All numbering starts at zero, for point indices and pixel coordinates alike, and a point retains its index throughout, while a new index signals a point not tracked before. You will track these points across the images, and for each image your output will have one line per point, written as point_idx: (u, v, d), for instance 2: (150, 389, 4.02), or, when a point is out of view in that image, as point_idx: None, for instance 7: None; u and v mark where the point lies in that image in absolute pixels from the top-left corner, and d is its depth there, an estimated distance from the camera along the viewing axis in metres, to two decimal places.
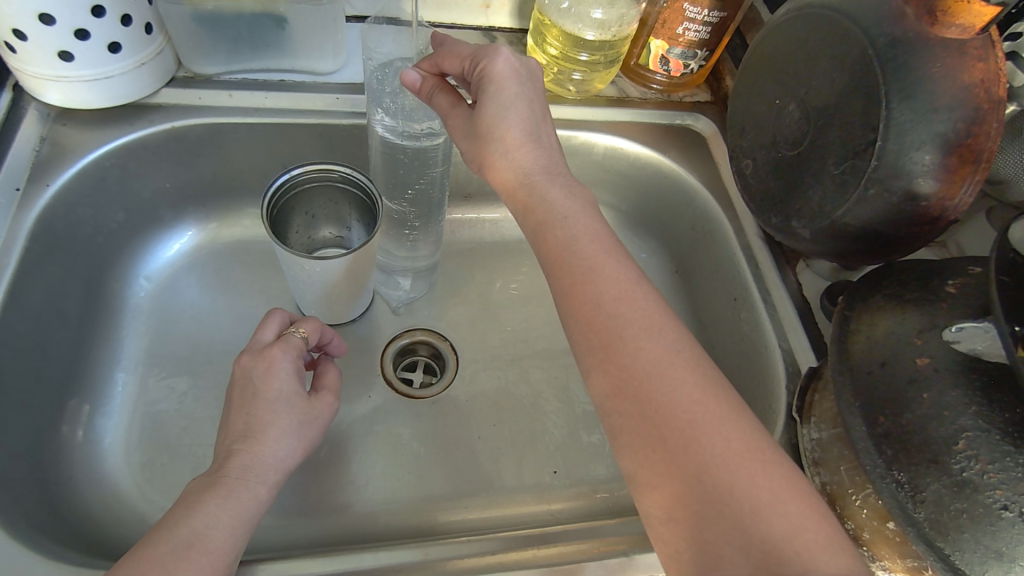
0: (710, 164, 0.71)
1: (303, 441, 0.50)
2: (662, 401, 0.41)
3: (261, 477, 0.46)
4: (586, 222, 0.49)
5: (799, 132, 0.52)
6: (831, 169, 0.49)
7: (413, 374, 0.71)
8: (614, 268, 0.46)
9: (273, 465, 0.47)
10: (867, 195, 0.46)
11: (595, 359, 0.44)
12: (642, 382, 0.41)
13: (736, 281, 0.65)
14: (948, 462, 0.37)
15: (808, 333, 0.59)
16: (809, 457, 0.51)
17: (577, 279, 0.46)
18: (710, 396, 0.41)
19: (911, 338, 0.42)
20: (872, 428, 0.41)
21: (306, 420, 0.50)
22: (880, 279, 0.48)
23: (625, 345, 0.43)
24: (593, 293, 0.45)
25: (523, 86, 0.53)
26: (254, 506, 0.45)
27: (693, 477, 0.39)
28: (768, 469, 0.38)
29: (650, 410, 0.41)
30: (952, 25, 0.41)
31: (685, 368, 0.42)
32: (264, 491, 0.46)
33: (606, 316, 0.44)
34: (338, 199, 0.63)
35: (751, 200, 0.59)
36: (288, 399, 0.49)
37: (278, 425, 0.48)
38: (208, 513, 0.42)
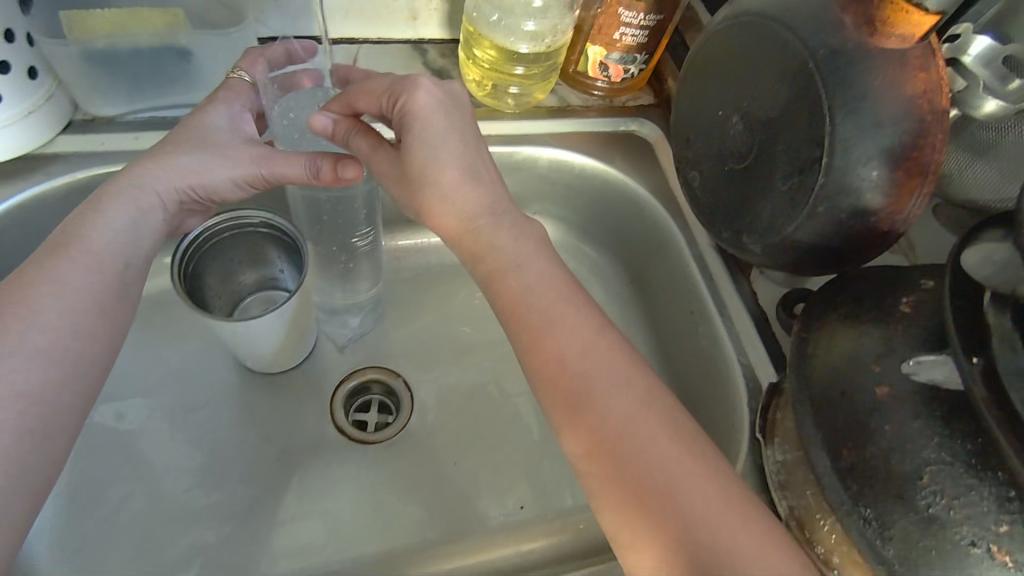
0: (658, 172, 0.69)
1: (127, 241, 0.45)
2: (638, 462, 0.38)
3: (87, 286, 0.42)
4: (541, 268, 0.46)
5: (746, 148, 0.50)
6: (780, 187, 0.47)
7: (366, 415, 0.68)
8: (575, 317, 0.44)
9: (113, 259, 0.44)
10: (816, 213, 0.44)
11: (566, 419, 0.41)
12: (617, 444, 0.39)
13: (691, 295, 0.63)
14: (913, 498, 0.36)
15: (767, 347, 0.58)
16: (775, 479, 0.50)
17: (537, 332, 0.43)
18: (682, 448, 0.39)
19: (871, 363, 0.40)
20: (836, 461, 0.39)
21: (142, 233, 0.47)
22: (833, 293, 0.46)
23: (596, 404, 0.40)
24: (554, 348, 0.42)
25: (450, 116, 0.49)
26: (98, 364, 0.42)
27: (676, 541, 0.36)
28: (749, 526, 0.37)
29: (625, 471, 0.38)
30: (893, 35, 0.40)
31: (657, 423, 0.40)
32: (120, 306, 0.44)
33: (571, 373, 0.41)
34: (260, 243, 0.60)
35: (700, 213, 0.57)
36: (196, 130, 0.51)
37: (118, 211, 0.46)
38: (18, 332, 0.38)
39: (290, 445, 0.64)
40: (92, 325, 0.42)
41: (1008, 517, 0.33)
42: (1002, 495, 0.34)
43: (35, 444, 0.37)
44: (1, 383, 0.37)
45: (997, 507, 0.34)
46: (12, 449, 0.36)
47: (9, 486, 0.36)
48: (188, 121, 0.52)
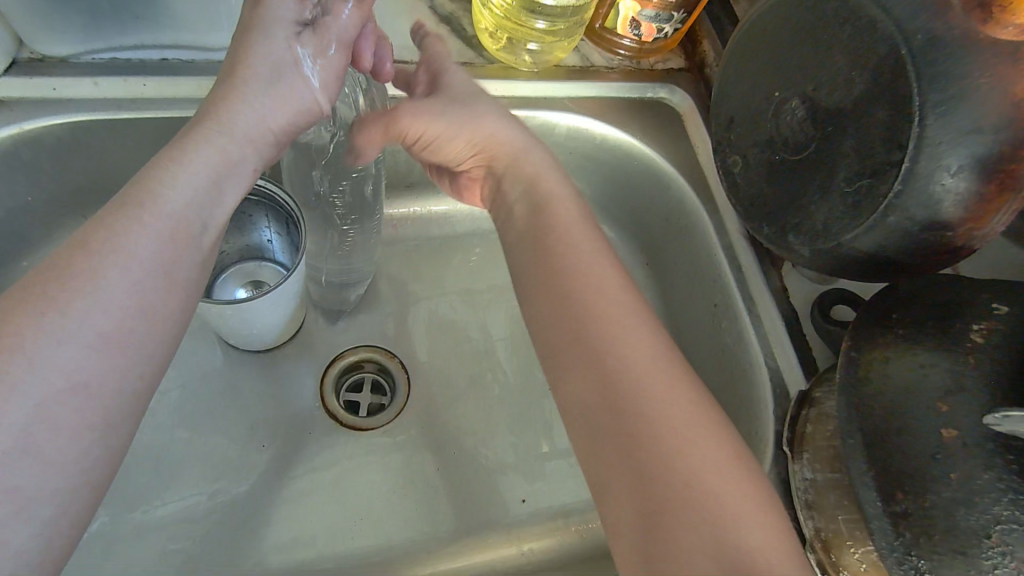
0: (686, 146, 0.63)
1: (210, 199, 0.37)
2: (638, 386, 0.33)
3: (159, 257, 0.34)
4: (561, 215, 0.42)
5: (804, 140, 0.44)
6: (841, 189, 0.42)
7: (359, 396, 0.63)
8: (601, 255, 0.40)
9: (192, 224, 0.36)
10: (883, 223, 0.39)
11: (570, 329, 0.36)
12: (623, 371, 0.34)
13: (715, 286, 0.59)
14: (976, 556, 0.32)
15: (797, 351, 0.54)
16: (801, 498, 0.47)
17: (558, 269, 0.39)
18: (684, 397, 0.34)
19: (935, 400, 0.36)
20: (889, 506, 0.36)
21: (225, 193, 0.38)
22: (888, 311, 0.42)
23: (609, 323, 0.36)
24: (583, 283, 0.38)
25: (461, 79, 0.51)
26: (163, 345, 0.34)
27: (664, 508, 0.30)
28: (744, 487, 0.31)
29: (630, 422, 0.32)
30: (1009, 24, 0.33)
31: (669, 365, 0.35)
32: (193, 276, 0.36)
33: (591, 313, 0.36)
34: (249, 211, 0.54)
35: (738, 205, 0.51)
36: (276, 65, 0.41)
37: (200, 163, 0.37)
38: (82, 309, 0.31)
39: (275, 432, 0.59)
40: (162, 306, 0.34)
41: None
42: None
43: (93, 437, 0.31)
44: (51, 366, 0.30)
45: None
46: (64, 446, 0.30)
47: (62, 486, 0.30)
48: (275, 50, 0.41)
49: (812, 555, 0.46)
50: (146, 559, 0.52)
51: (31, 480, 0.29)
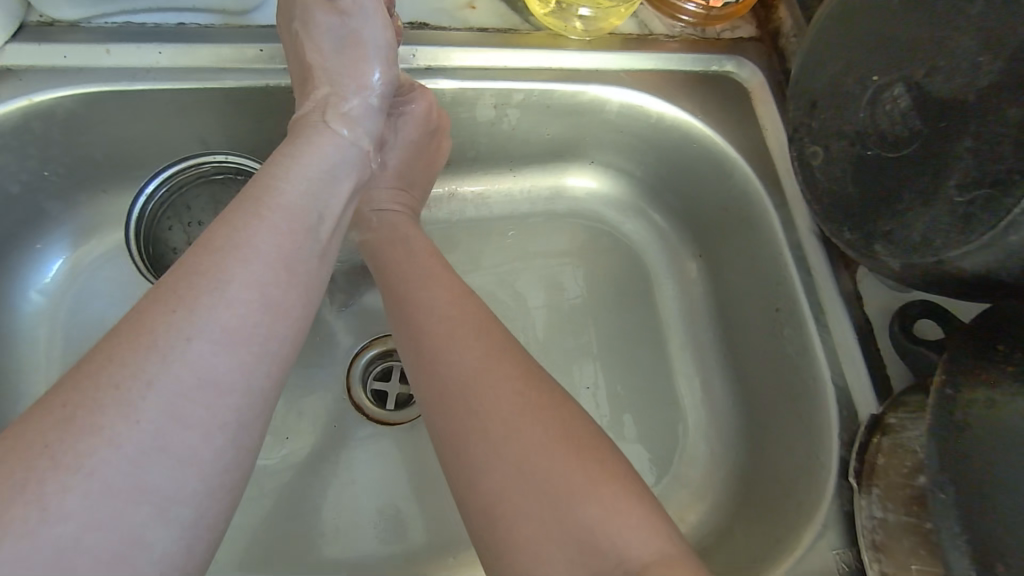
0: (754, 127, 0.56)
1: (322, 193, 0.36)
2: (476, 401, 0.34)
3: (282, 248, 0.31)
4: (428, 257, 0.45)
5: (906, 135, 0.38)
6: (949, 199, 0.35)
7: (387, 385, 0.59)
8: (444, 279, 0.42)
9: (311, 213, 0.34)
10: (1003, 241, 0.33)
11: (417, 360, 0.38)
12: (459, 387, 0.35)
13: (777, 288, 0.53)
14: None
15: (870, 368, 0.48)
16: (867, 538, 0.42)
17: (408, 296, 0.41)
18: (524, 388, 0.35)
19: None
20: (987, 572, 0.31)
21: (340, 184, 0.37)
22: (993, 341, 0.36)
23: (449, 347, 0.37)
24: (420, 310, 0.40)
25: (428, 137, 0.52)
26: (293, 338, 0.31)
27: (491, 495, 0.32)
28: (585, 462, 0.32)
29: (458, 420, 0.34)
30: None
31: (506, 364, 0.36)
32: (314, 268, 0.33)
33: (421, 331, 0.38)
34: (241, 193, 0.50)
35: (815, 203, 0.45)
36: (359, 58, 0.45)
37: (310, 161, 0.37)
38: (208, 299, 0.28)
39: (297, 422, 0.56)
40: (286, 299, 0.31)
41: None
42: None
43: (232, 434, 0.27)
44: (183, 363, 0.27)
45: None
46: (196, 445, 0.26)
47: (200, 491, 0.26)
48: (360, 46, 0.45)
49: None
50: None
51: (165, 483, 0.25)
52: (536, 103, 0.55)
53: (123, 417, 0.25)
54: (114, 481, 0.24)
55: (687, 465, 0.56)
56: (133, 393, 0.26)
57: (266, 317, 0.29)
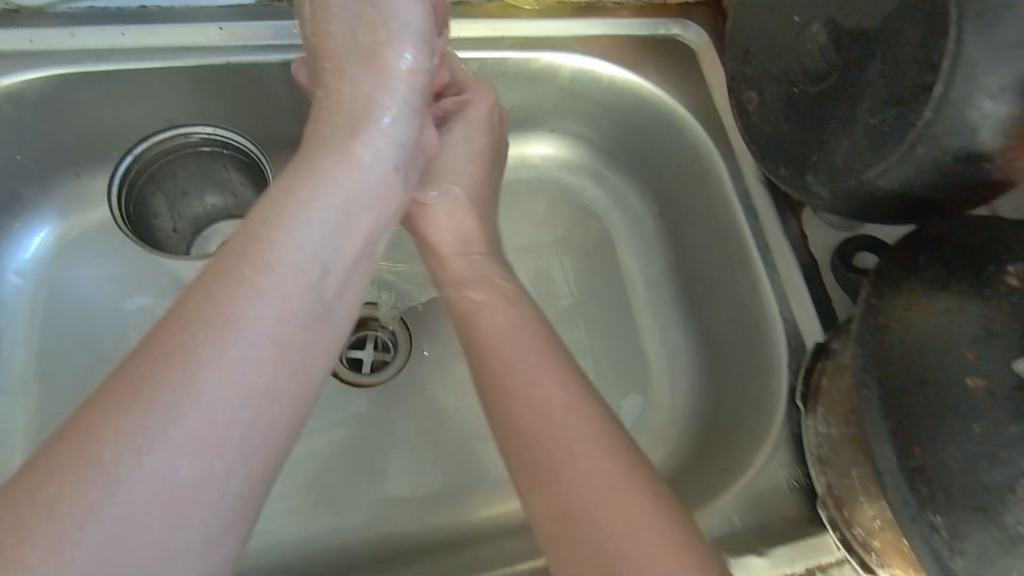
0: (702, 86, 0.59)
1: (336, 233, 0.33)
2: (537, 423, 0.38)
3: (309, 294, 0.31)
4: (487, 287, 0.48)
5: (827, 69, 0.41)
6: (864, 121, 0.38)
7: (363, 353, 0.61)
8: (506, 309, 0.45)
9: (313, 267, 0.31)
10: (910, 155, 0.36)
11: (488, 381, 0.42)
12: (523, 407, 0.39)
13: (728, 235, 0.56)
14: (1000, 513, 0.30)
15: (815, 302, 0.51)
16: (813, 453, 0.45)
17: (480, 332, 0.44)
18: (580, 414, 0.38)
19: (962, 347, 0.33)
20: (905, 460, 0.33)
21: (365, 211, 0.36)
22: (913, 254, 0.38)
23: (514, 371, 0.41)
24: (488, 337, 0.43)
25: (489, 137, 0.54)
26: (313, 380, 0.31)
27: (567, 519, 0.35)
28: (632, 491, 0.35)
29: (533, 447, 0.37)
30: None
31: (560, 387, 0.39)
32: (338, 320, 0.33)
33: (494, 361, 0.42)
34: (207, 164, 0.52)
35: (754, 146, 0.47)
36: (388, 57, 0.40)
37: (333, 183, 0.34)
38: (234, 337, 0.28)
39: None
40: (310, 345, 0.31)
41: None
42: None
43: (241, 462, 0.28)
44: (208, 402, 0.27)
45: None
46: (209, 485, 0.27)
47: (212, 528, 0.27)
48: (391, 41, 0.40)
49: (824, 511, 0.44)
50: None
51: (181, 522, 0.26)
52: (492, 72, 0.58)
53: (133, 450, 0.25)
54: (130, 519, 0.25)
55: (652, 411, 0.59)
56: (154, 428, 0.26)
57: (286, 370, 0.29)
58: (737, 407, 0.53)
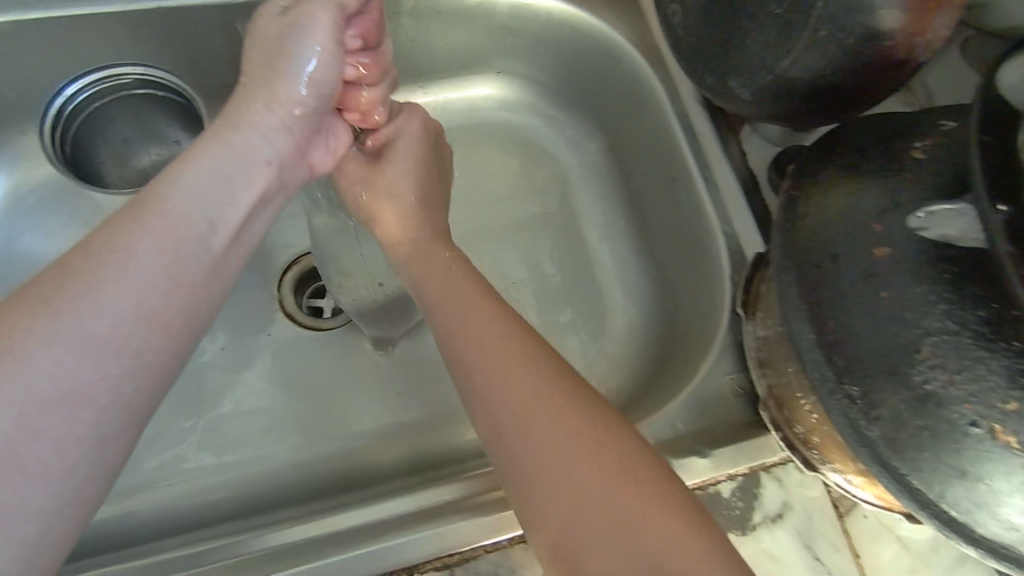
0: (640, 14, 0.59)
1: (221, 203, 0.33)
2: (505, 395, 0.35)
3: (162, 261, 0.29)
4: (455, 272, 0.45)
5: None
6: (772, 8, 0.37)
7: (324, 302, 0.61)
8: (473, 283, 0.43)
9: (199, 220, 0.31)
10: (817, 38, 0.36)
11: (453, 349, 0.39)
12: (488, 378, 0.36)
13: (672, 159, 0.55)
14: (909, 374, 0.31)
15: (754, 215, 0.51)
16: (753, 357, 0.45)
17: (449, 320, 0.40)
18: (550, 385, 0.35)
19: (869, 221, 0.33)
20: (821, 335, 0.33)
21: (248, 198, 0.35)
22: (829, 145, 0.39)
23: (478, 339, 0.38)
24: (452, 310, 0.41)
25: (428, 151, 0.53)
26: (174, 343, 0.29)
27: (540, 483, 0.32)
28: (623, 465, 0.32)
29: (505, 425, 0.34)
30: None
31: (527, 357, 0.36)
32: (203, 274, 0.31)
33: (472, 354, 0.38)
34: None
35: (681, 58, 0.47)
36: (284, 76, 0.40)
37: (217, 159, 0.34)
38: (79, 305, 0.27)
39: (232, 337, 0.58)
40: (170, 316, 0.29)
41: (1019, 393, 0.28)
42: (1015, 369, 0.29)
43: (138, 372, 0.28)
44: (50, 362, 0.25)
45: (1007, 383, 0.29)
46: (51, 443, 0.25)
47: (60, 490, 0.25)
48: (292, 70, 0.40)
49: (765, 413, 0.45)
50: None
51: (23, 483, 0.24)
52: (428, 12, 0.57)
53: None
54: None
55: (608, 341, 0.59)
56: None
57: (144, 330, 0.28)
58: (688, 327, 0.54)
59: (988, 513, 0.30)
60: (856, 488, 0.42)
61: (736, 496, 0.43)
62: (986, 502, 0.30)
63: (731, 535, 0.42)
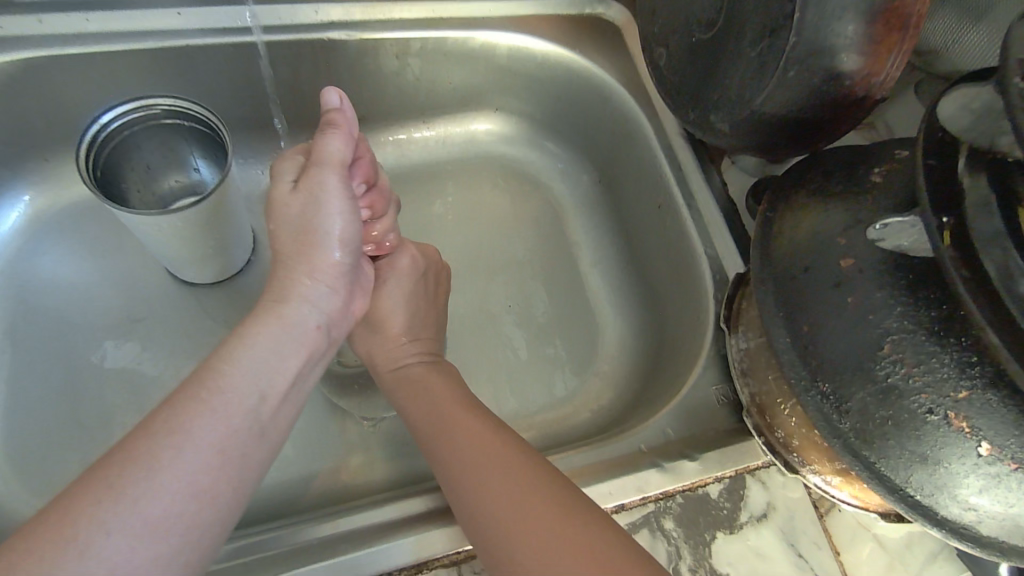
0: (628, 57, 0.64)
1: (278, 386, 0.36)
2: (502, 516, 0.38)
3: (223, 438, 0.32)
4: (473, 425, 0.45)
5: (716, 15, 0.46)
6: (749, 56, 0.43)
7: None
8: (461, 407, 0.47)
9: (251, 392, 0.35)
10: (785, 78, 0.41)
11: (455, 471, 0.42)
12: (487, 504, 0.39)
13: (658, 188, 0.60)
14: (872, 369, 0.35)
15: (734, 238, 0.56)
16: (737, 367, 0.49)
17: (455, 459, 0.43)
18: (540, 500, 0.38)
19: (836, 237, 0.38)
20: (796, 338, 0.37)
21: (290, 359, 0.38)
22: (802, 172, 0.43)
23: (473, 466, 0.42)
24: (439, 430, 0.46)
25: (421, 284, 0.58)
26: (225, 515, 0.32)
27: None
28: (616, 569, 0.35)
29: (504, 537, 0.37)
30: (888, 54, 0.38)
31: (524, 479, 0.40)
32: (254, 446, 0.34)
33: (451, 455, 0.43)
34: (171, 136, 0.54)
35: (666, 96, 0.53)
36: (316, 244, 0.43)
37: (273, 345, 0.37)
38: (139, 489, 0.29)
39: None
40: (224, 493, 0.32)
41: (968, 383, 0.32)
42: (963, 361, 0.32)
43: (188, 544, 0.30)
44: (100, 554, 0.28)
45: (957, 374, 0.32)
46: None
47: None
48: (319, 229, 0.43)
49: (749, 419, 0.48)
50: None
51: None
52: (433, 52, 0.62)
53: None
54: None
55: (601, 358, 0.63)
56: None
57: (211, 512, 0.31)
58: (676, 343, 0.57)
59: (949, 495, 0.34)
60: (833, 488, 0.45)
61: (724, 497, 0.46)
62: (945, 485, 0.33)
63: (719, 532, 0.44)
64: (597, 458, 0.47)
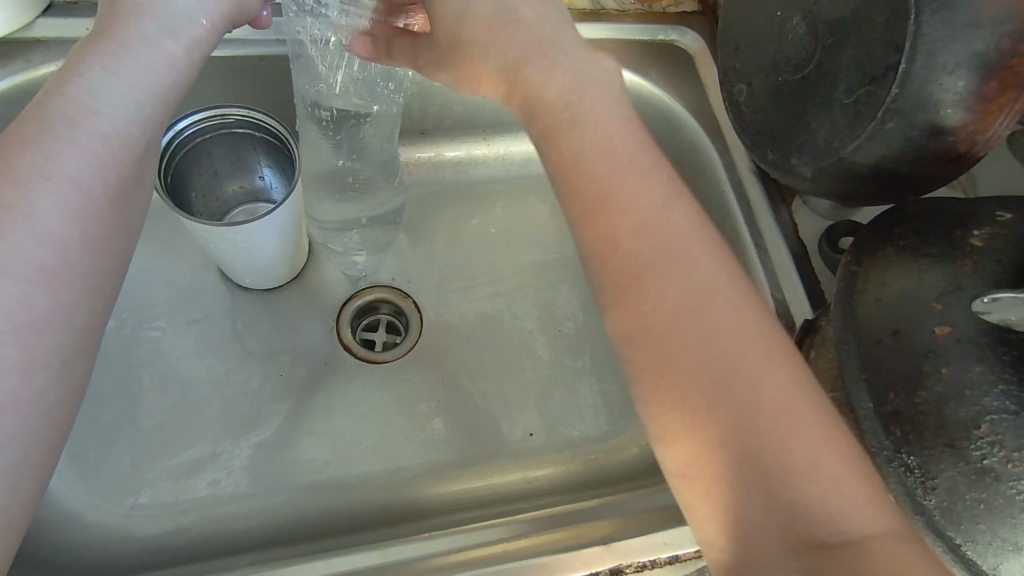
0: (700, 87, 0.63)
1: (118, 205, 0.33)
2: (657, 274, 0.33)
3: (91, 175, 0.32)
4: (615, 146, 0.36)
5: (808, 56, 0.45)
6: (843, 103, 0.42)
7: (375, 334, 0.64)
8: (604, 127, 0.36)
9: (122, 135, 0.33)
10: (881, 129, 0.39)
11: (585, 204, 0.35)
12: (645, 251, 0.33)
13: (724, 224, 0.59)
14: (967, 449, 0.33)
15: (804, 283, 0.54)
16: None
17: (589, 179, 0.35)
18: (711, 266, 0.33)
19: (930, 302, 0.36)
20: (881, 406, 0.36)
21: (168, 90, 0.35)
22: (890, 226, 0.41)
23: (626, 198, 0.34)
24: (572, 146, 0.36)
25: None
26: (115, 266, 0.33)
27: (688, 377, 0.31)
28: (773, 369, 0.31)
29: (657, 321, 0.32)
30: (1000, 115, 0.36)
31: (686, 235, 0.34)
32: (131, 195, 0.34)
33: (586, 181, 0.35)
34: (241, 144, 0.54)
35: (743, 133, 0.51)
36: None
37: (71, 143, 0.31)
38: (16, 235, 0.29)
39: (294, 358, 0.60)
40: (106, 235, 0.32)
41: None
42: None
43: (88, 296, 0.31)
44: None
45: None
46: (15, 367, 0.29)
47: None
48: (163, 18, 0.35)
49: None
50: (173, 473, 0.55)
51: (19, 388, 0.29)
52: None
53: None
54: None
55: None
56: None
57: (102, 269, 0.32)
58: None
59: None
60: None
61: None
62: None
63: None
64: (652, 505, 0.46)
